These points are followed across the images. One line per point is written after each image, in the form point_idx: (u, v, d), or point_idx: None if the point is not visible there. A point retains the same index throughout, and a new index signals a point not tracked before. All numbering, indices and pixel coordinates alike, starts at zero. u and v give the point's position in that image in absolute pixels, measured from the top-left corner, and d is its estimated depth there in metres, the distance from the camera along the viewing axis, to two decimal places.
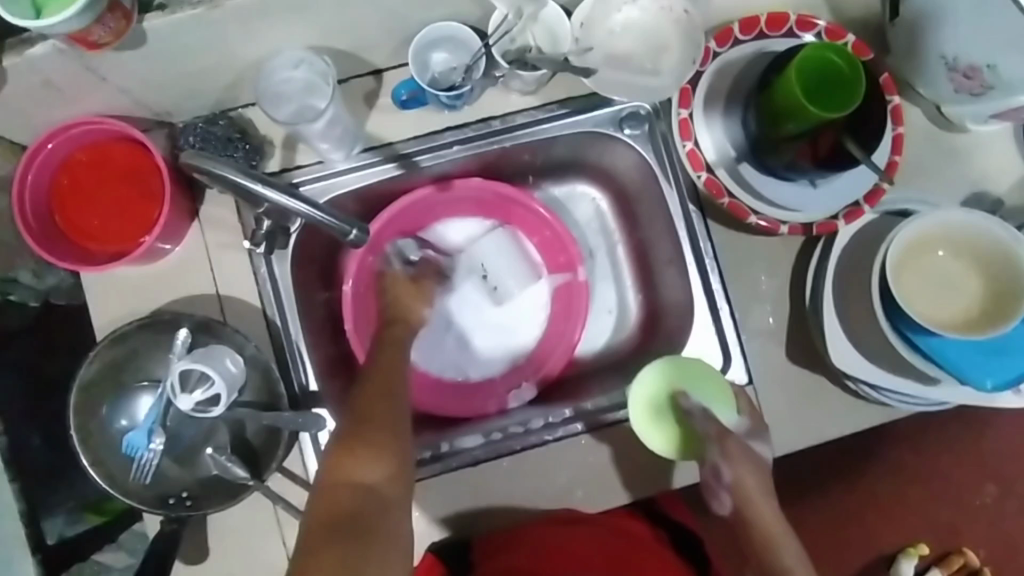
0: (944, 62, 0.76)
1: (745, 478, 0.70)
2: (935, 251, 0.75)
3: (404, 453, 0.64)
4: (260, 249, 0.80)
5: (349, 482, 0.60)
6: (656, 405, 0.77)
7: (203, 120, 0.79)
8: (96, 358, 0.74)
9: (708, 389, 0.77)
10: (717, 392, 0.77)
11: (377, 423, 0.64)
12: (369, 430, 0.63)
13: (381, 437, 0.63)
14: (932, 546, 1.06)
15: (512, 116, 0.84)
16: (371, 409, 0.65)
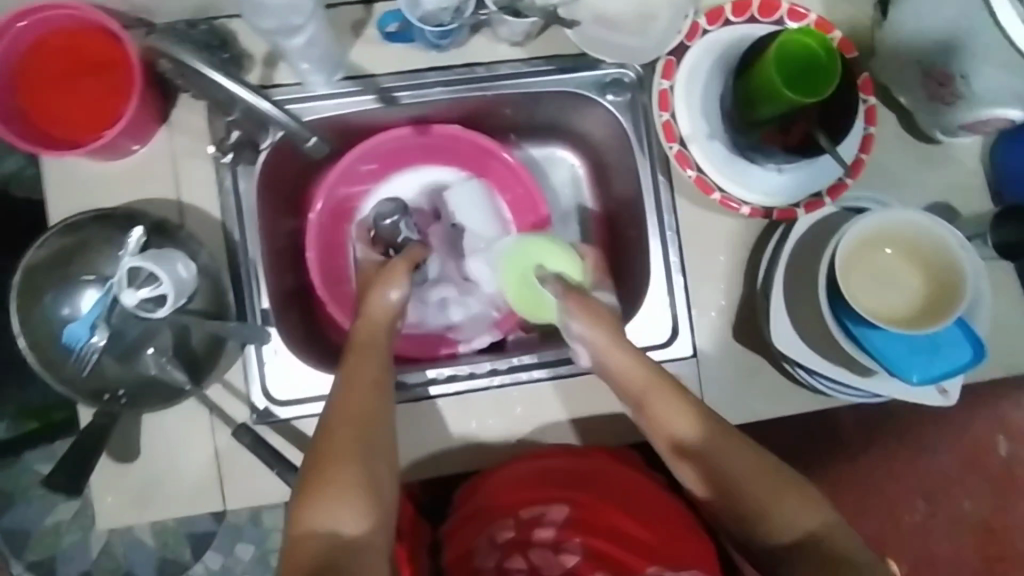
0: (920, 67, 0.79)
1: (671, 419, 0.68)
2: (883, 249, 0.78)
3: (379, 471, 0.64)
4: (226, 159, 0.80)
5: (314, 541, 0.60)
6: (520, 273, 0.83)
7: (184, 24, 0.79)
8: (45, 245, 0.74)
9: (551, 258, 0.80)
10: (573, 257, 0.79)
11: (346, 450, 0.64)
12: (341, 460, 0.63)
13: (354, 463, 0.63)
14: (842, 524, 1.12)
15: (497, 65, 0.84)
16: (343, 422, 0.65)
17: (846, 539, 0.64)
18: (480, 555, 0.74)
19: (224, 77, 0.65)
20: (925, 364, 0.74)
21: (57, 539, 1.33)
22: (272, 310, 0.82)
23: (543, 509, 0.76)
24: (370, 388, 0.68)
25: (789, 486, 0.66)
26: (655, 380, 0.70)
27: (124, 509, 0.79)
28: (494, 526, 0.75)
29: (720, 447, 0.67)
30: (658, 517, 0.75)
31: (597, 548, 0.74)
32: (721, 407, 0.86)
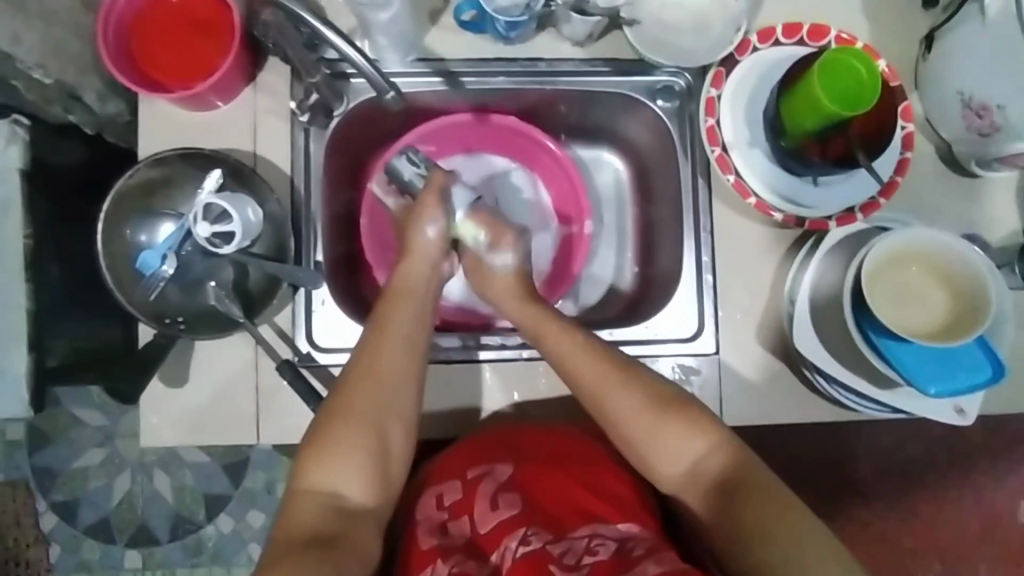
0: (960, 98, 0.82)
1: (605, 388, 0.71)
2: (910, 266, 0.81)
3: (388, 438, 0.70)
4: (303, 118, 0.87)
5: (316, 497, 0.67)
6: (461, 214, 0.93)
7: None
8: (136, 175, 0.81)
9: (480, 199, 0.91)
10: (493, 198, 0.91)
11: (359, 412, 0.70)
12: (353, 423, 0.69)
13: (364, 427, 0.69)
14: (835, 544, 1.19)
15: (558, 62, 0.90)
16: (362, 383, 0.71)
17: (746, 463, 0.68)
18: (424, 511, 0.76)
19: (321, 24, 0.69)
20: (946, 377, 0.76)
21: (84, 483, 1.40)
22: (325, 263, 0.89)
23: (486, 469, 0.77)
24: (392, 351, 0.72)
25: (696, 423, 0.70)
26: (552, 322, 0.75)
27: (167, 431, 0.85)
28: (440, 486, 0.77)
29: (603, 383, 0.71)
30: (587, 476, 0.78)
31: (539, 510, 0.74)
32: (738, 407, 0.88)
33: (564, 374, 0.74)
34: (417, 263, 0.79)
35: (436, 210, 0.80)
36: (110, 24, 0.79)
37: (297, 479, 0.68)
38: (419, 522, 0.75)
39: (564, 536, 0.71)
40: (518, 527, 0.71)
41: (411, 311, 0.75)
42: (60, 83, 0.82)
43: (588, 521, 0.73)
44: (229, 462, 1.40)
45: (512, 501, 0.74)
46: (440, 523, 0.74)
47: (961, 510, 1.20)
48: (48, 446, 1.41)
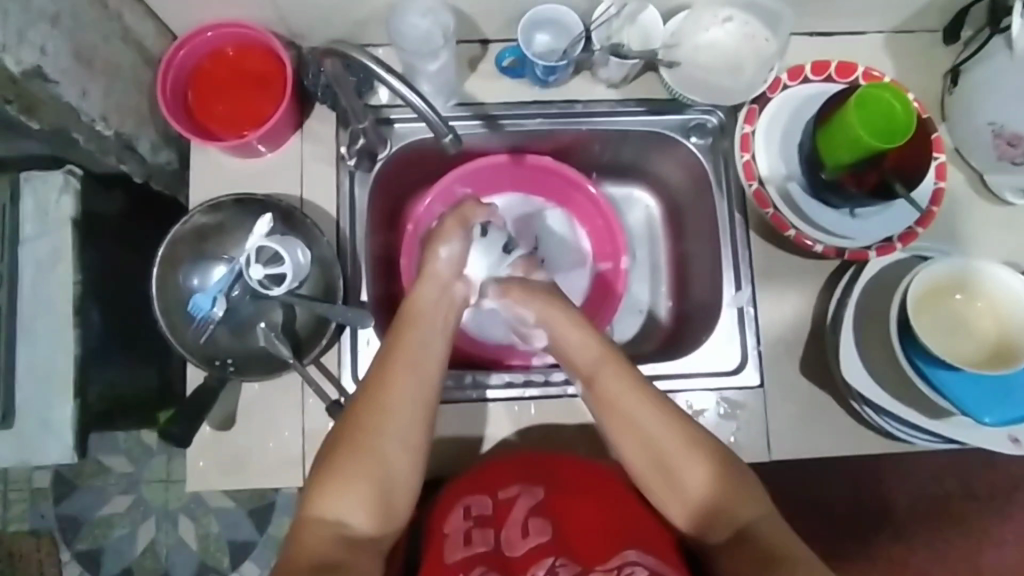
0: (991, 129, 0.84)
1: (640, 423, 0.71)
2: (954, 294, 0.81)
3: (394, 466, 0.69)
4: (350, 162, 0.90)
5: (320, 527, 0.67)
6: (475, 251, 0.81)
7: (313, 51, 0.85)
8: (190, 222, 0.83)
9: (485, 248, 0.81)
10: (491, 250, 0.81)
11: (364, 442, 0.69)
12: (361, 449, 0.69)
13: (373, 453, 0.69)
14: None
15: (594, 103, 0.93)
16: (369, 407, 0.71)
17: (781, 535, 0.68)
18: (450, 522, 0.74)
19: (384, 70, 0.71)
20: (995, 405, 0.75)
21: (109, 531, 1.38)
22: (370, 303, 0.90)
23: (518, 490, 0.76)
24: (401, 379, 0.71)
25: (732, 488, 0.70)
26: (607, 358, 0.74)
27: (214, 475, 0.84)
28: (467, 498, 0.75)
29: (657, 430, 0.71)
30: (617, 501, 0.76)
31: (568, 536, 0.73)
32: (785, 440, 0.87)
33: (612, 418, 0.73)
34: (438, 287, 0.76)
35: (457, 235, 0.77)
36: (168, 78, 0.83)
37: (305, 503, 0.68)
38: (445, 532, 0.74)
39: (596, 567, 0.69)
40: (547, 555, 0.71)
41: (422, 334, 0.74)
42: (119, 134, 0.86)
43: (619, 547, 0.71)
44: (254, 508, 1.37)
45: (541, 527, 0.74)
46: (466, 532, 0.73)
47: (1011, 544, 1.17)
48: (72, 493, 1.38)
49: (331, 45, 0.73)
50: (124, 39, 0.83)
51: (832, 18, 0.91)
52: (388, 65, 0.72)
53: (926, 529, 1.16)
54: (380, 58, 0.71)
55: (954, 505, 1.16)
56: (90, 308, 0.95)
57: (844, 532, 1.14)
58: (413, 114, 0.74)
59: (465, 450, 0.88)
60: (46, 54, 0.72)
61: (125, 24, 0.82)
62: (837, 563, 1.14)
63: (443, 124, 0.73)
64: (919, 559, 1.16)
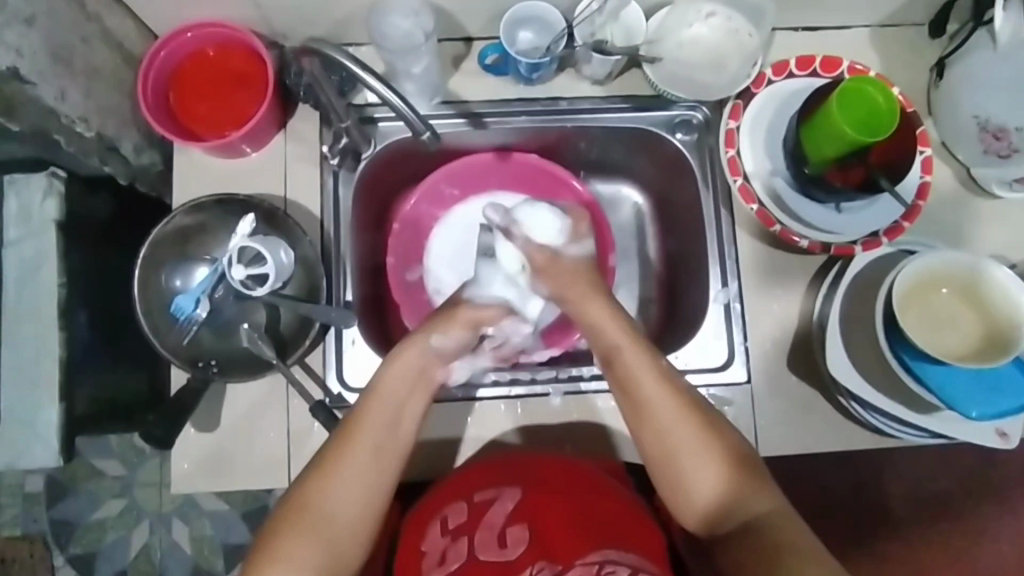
0: (976, 122, 0.83)
1: (648, 399, 0.70)
2: (940, 288, 0.80)
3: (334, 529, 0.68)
4: (333, 162, 0.90)
5: None
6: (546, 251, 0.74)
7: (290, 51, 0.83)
8: (171, 222, 0.83)
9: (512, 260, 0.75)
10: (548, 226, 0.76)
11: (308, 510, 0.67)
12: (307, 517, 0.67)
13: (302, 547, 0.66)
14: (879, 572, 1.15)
15: (578, 101, 0.93)
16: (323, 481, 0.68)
17: (789, 527, 0.67)
18: (428, 538, 0.74)
19: (361, 68, 0.70)
20: (980, 400, 0.75)
21: (102, 535, 1.37)
22: (355, 303, 0.90)
23: (494, 494, 0.76)
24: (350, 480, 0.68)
25: (737, 469, 0.69)
26: (633, 336, 0.71)
27: (198, 476, 0.84)
28: (446, 509, 0.75)
29: (670, 416, 0.69)
30: (588, 502, 0.76)
31: (546, 537, 0.73)
32: (774, 437, 0.87)
33: (630, 394, 0.71)
34: (430, 361, 0.73)
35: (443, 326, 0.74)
36: (149, 77, 0.82)
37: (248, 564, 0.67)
38: (423, 549, 0.74)
39: (574, 562, 0.69)
40: (528, 564, 0.70)
41: (388, 410, 0.70)
42: (101, 136, 0.86)
43: (598, 546, 0.70)
44: (248, 510, 1.37)
45: (519, 536, 0.73)
46: (442, 550, 0.73)
47: (1009, 539, 1.16)
48: (65, 497, 1.38)
49: (309, 43, 0.72)
50: (104, 40, 0.83)
51: (816, 13, 0.91)
52: (367, 64, 0.71)
53: (922, 524, 1.16)
54: (359, 56, 0.70)
55: (951, 499, 1.16)
56: (76, 311, 0.95)
57: (839, 529, 1.14)
58: (390, 111, 0.74)
59: (452, 448, 0.87)
60: (22, 55, 0.71)
61: (104, 25, 0.82)
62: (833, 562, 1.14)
63: (421, 121, 0.73)
64: (915, 555, 1.16)
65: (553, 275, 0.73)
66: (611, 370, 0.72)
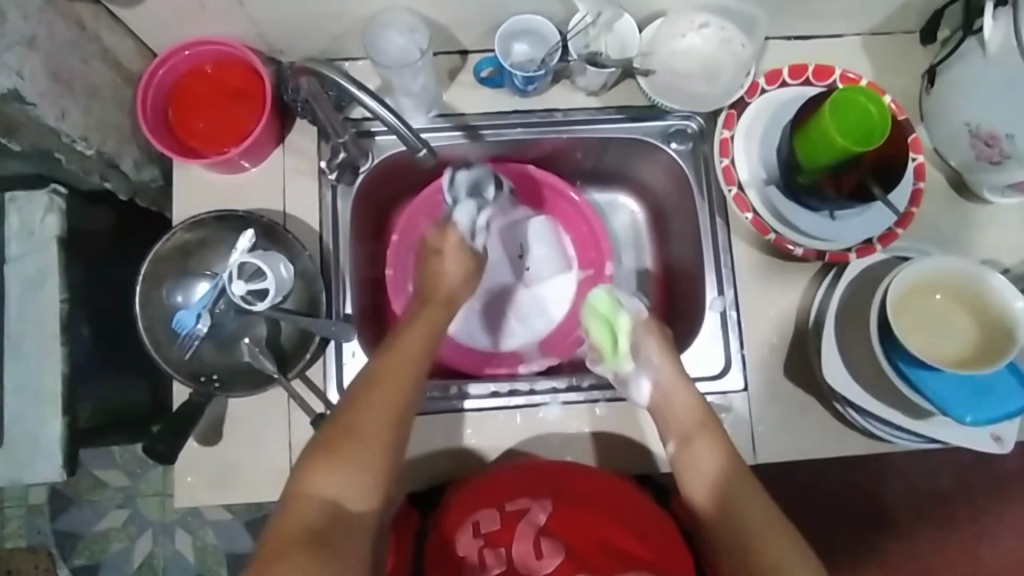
0: (967, 129, 0.84)
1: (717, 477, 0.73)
2: (933, 294, 0.81)
3: (381, 442, 0.68)
4: (331, 176, 0.90)
5: (319, 499, 0.64)
6: (602, 316, 0.86)
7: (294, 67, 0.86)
8: (173, 238, 0.84)
9: (601, 330, 0.85)
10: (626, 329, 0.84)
11: (354, 429, 0.67)
12: (354, 436, 0.67)
13: (320, 519, 0.63)
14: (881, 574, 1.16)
15: (573, 111, 0.93)
16: (342, 445, 0.66)
17: None
18: (462, 541, 0.77)
19: (358, 87, 0.71)
20: (977, 406, 0.75)
21: (106, 546, 1.38)
22: (354, 316, 0.90)
23: (526, 504, 0.79)
24: (377, 447, 0.67)
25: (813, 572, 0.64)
26: (707, 425, 0.76)
27: (202, 490, 0.84)
28: (477, 515, 0.78)
29: (744, 498, 0.70)
30: (622, 517, 0.79)
31: (579, 551, 0.77)
32: (773, 443, 0.87)
33: (703, 476, 0.74)
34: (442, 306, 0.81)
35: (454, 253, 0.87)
36: (148, 95, 0.83)
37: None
38: (458, 554, 0.77)
39: None
40: None
41: (423, 339, 0.75)
42: (101, 153, 0.87)
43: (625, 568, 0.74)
44: (251, 519, 1.37)
45: (555, 547, 0.77)
46: (478, 553, 0.77)
47: (1011, 537, 1.17)
48: (69, 509, 1.39)
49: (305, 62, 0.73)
50: (105, 60, 0.84)
51: (808, 22, 0.92)
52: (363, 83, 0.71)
53: (925, 526, 1.16)
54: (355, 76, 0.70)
55: (952, 500, 1.16)
56: (79, 325, 0.95)
57: (839, 532, 1.14)
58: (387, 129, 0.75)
59: (454, 456, 0.88)
60: (24, 77, 0.72)
61: (104, 44, 0.82)
62: (833, 565, 1.14)
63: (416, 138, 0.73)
64: (918, 558, 1.16)
65: (657, 333, 0.83)
66: (678, 456, 0.77)
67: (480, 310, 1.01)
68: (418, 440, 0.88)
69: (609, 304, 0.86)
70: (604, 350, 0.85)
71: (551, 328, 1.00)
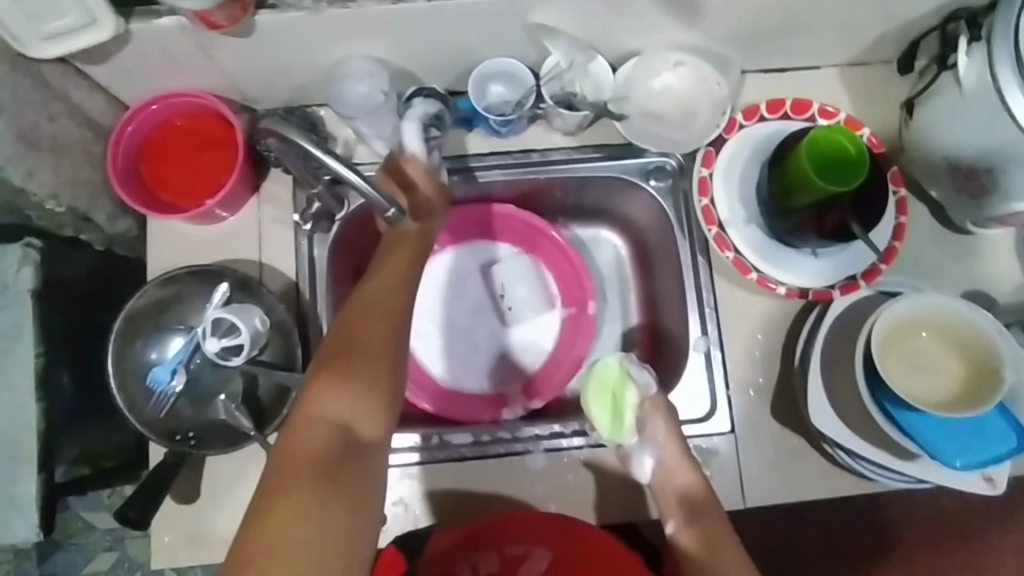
0: (947, 163, 0.83)
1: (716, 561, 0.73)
2: (919, 332, 0.80)
3: (379, 368, 0.67)
4: (306, 226, 0.89)
5: (322, 422, 0.64)
6: (605, 390, 0.83)
7: (281, 112, 0.90)
8: (145, 295, 0.82)
9: (602, 407, 0.83)
10: (631, 407, 0.82)
11: (351, 355, 0.67)
12: (352, 362, 0.66)
13: (330, 443, 0.63)
14: None
15: (550, 152, 0.93)
16: (349, 373, 0.66)
17: None
18: None
19: (321, 151, 0.68)
20: (965, 448, 0.74)
21: None
22: None
23: (524, 551, 0.80)
24: (380, 371, 0.67)
25: None
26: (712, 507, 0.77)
27: (179, 550, 0.83)
28: (477, 559, 0.80)
29: None
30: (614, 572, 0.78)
31: None
32: (761, 485, 0.86)
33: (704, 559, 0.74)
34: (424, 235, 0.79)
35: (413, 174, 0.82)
36: (119, 151, 0.82)
37: (251, 524, 0.58)
38: None
39: None
40: None
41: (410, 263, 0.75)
42: (72, 209, 0.86)
43: None
44: None
45: None
46: None
47: None
48: (55, 553, 1.36)
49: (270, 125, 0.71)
50: (74, 115, 0.83)
51: (784, 56, 0.91)
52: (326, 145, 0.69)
53: None
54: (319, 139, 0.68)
55: None
56: (55, 378, 0.94)
57: None
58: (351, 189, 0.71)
59: (435, 509, 0.85)
60: None
61: (72, 101, 0.81)
62: None
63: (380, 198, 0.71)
64: None
65: (663, 411, 0.81)
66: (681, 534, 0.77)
67: (465, 352, 0.99)
68: (399, 493, 0.85)
69: (618, 377, 0.83)
70: (604, 426, 0.82)
71: (537, 368, 0.99)
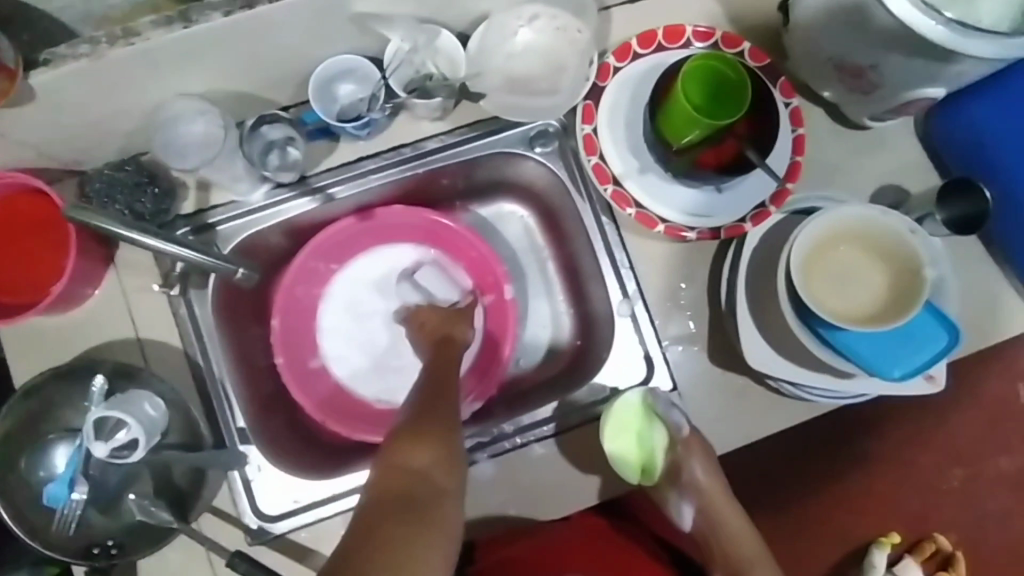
0: (832, 63, 0.78)
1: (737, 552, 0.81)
2: (835, 248, 0.77)
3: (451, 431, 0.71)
4: (174, 291, 0.81)
5: (403, 472, 0.67)
6: (630, 429, 0.81)
7: (110, 166, 0.79)
8: (9, 413, 0.74)
9: (626, 449, 0.81)
10: (659, 446, 0.81)
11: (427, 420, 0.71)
12: (427, 425, 0.71)
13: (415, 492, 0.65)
14: (904, 534, 1.02)
15: (422, 142, 0.85)
16: (420, 432, 0.70)
17: None
18: None
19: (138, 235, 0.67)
20: (899, 359, 0.73)
21: None
22: (249, 426, 0.82)
23: None
24: (450, 432, 0.71)
25: None
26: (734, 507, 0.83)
27: None
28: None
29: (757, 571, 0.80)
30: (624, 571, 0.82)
31: None
32: (714, 434, 0.84)
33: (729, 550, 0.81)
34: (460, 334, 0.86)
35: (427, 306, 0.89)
36: None
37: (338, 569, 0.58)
38: None
39: None
40: None
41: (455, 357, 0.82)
42: None
43: None
44: None
45: None
46: None
47: None
48: None
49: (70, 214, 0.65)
50: None
51: None
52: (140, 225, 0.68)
53: None
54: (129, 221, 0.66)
55: None
56: None
57: None
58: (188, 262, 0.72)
59: None
60: None
61: None
62: None
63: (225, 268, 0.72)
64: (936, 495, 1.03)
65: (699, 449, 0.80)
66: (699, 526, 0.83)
67: (393, 367, 0.92)
68: None
69: (643, 415, 0.82)
70: (630, 467, 0.81)
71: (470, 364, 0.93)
